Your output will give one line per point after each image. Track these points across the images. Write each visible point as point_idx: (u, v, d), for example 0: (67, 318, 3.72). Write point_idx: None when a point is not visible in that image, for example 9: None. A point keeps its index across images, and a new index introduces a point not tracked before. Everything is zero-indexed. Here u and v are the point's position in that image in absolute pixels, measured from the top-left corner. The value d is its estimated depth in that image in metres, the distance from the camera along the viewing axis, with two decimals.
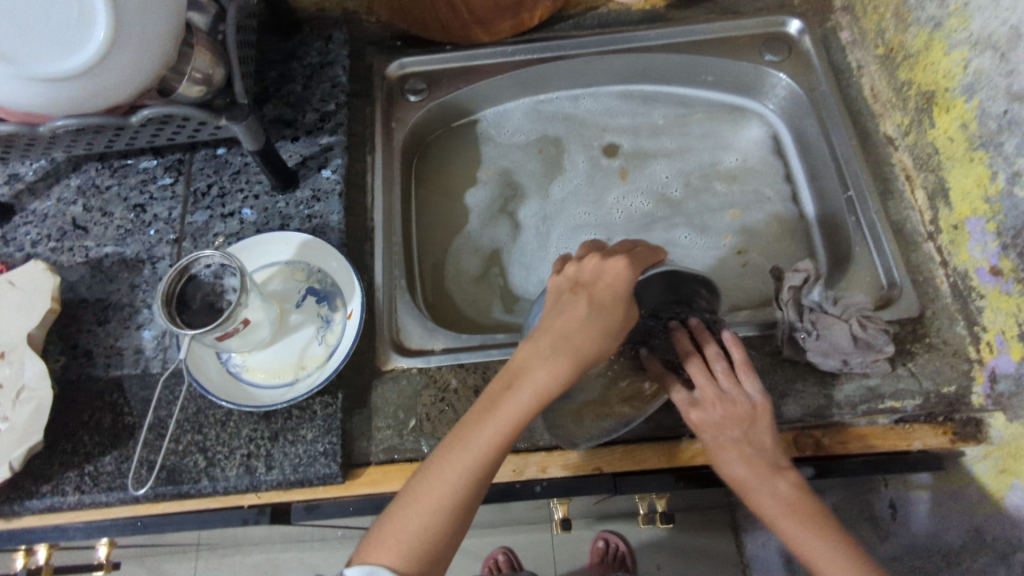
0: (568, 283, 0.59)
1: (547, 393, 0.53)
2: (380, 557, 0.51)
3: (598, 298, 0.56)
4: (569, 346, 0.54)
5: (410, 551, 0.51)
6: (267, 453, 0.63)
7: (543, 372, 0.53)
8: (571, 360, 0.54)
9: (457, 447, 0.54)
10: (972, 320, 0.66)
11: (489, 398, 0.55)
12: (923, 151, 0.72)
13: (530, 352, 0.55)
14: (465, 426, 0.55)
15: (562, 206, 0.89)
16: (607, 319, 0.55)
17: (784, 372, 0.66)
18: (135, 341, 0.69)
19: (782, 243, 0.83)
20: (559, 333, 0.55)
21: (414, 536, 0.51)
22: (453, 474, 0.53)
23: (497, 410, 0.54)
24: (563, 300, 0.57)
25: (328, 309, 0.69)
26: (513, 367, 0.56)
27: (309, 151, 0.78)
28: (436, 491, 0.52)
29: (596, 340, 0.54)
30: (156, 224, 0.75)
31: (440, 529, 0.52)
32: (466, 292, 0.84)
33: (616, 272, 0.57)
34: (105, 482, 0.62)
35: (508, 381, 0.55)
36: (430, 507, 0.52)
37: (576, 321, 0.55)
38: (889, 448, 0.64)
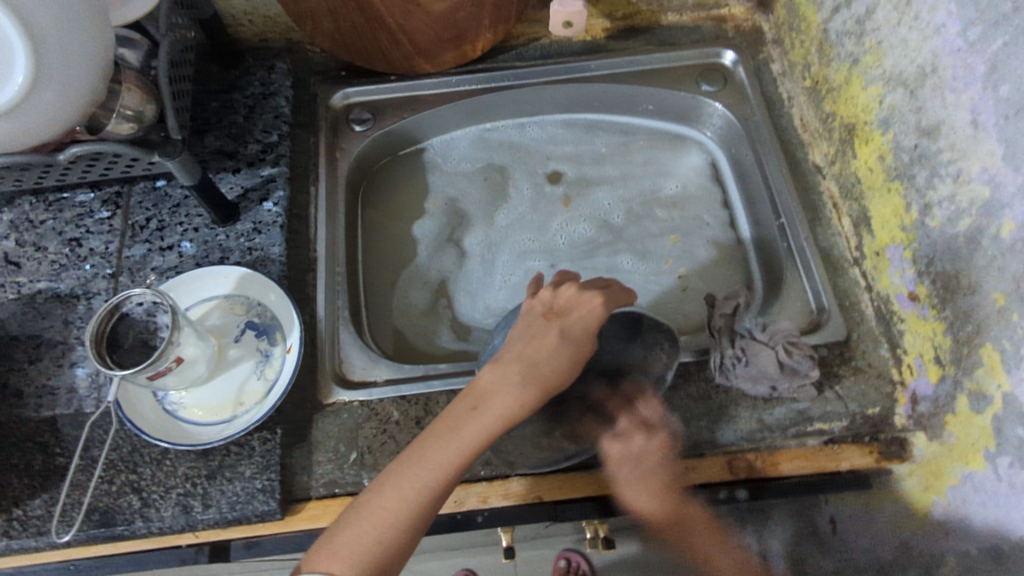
0: (541, 307, 0.62)
1: (512, 417, 0.56)
2: (331, 565, 0.50)
3: (570, 330, 0.60)
4: (537, 373, 0.57)
5: (362, 560, 0.50)
6: (203, 492, 0.63)
7: (512, 397, 0.56)
8: (537, 389, 0.57)
9: (418, 462, 0.54)
10: (895, 343, 0.68)
11: (454, 413, 0.57)
12: (847, 180, 0.75)
13: (502, 373, 0.58)
14: (426, 442, 0.55)
15: (507, 233, 0.90)
16: (575, 352, 0.59)
17: (718, 398, 0.68)
18: (67, 380, 0.68)
19: (720, 267, 0.85)
20: (529, 360, 0.58)
21: (368, 546, 0.51)
22: (415, 489, 0.53)
23: (462, 429, 0.55)
24: (536, 326, 0.60)
25: (267, 343, 0.69)
26: (480, 387, 0.58)
27: (250, 183, 0.78)
28: (396, 503, 0.53)
29: (563, 371, 0.58)
30: (92, 259, 0.74)
31: (395, 541, 0.52)
32: (414, 323, 0.84)
33: (591, 306, 0.60)
34: (33, 526, 0.61)
35: (475, 402, 0.57)
36: (388, 518, 0.52)
37: (546, 349, 0.58)
38: (819, 469, 0.66)
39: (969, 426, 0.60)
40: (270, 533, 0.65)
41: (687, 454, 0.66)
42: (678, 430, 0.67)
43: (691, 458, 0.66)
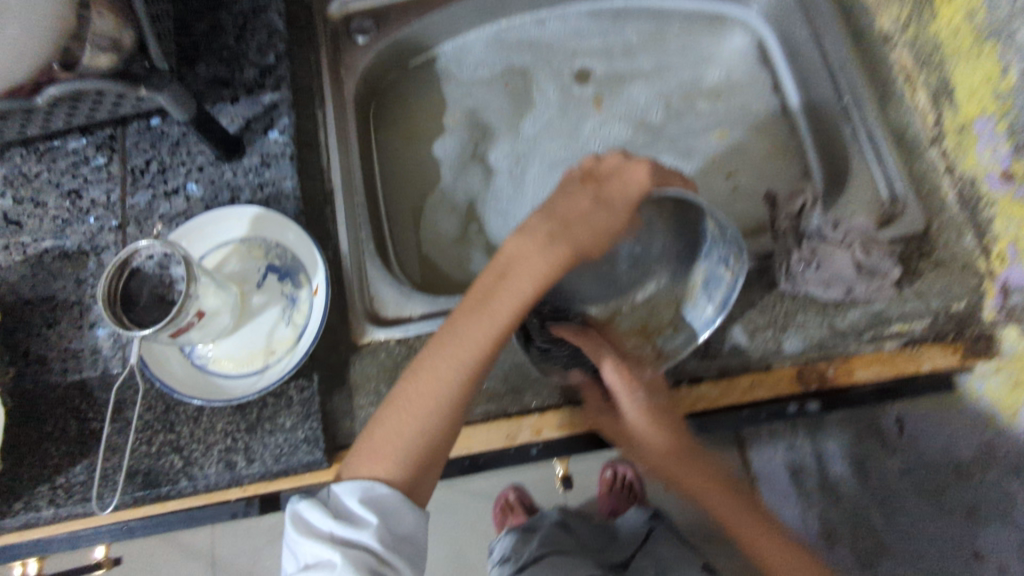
0: (579, 172, 0.55)
1: (544, 284, 0.50)
2: (373, 469, 0.48)
3: (606, 194, 0.53)
4: (568, 236, 0.51)
5: (404, 458, 0.48)
6: (245, 446, 0.60)
7: (541, 262, 0.50)
8: (566, 251, 0.50)
9: (447, 347, 0.50)
10: (982, 229, 0.61)
11: (478, 293, 0.51)
12: (925, 46, 0.64)
13: (527, 242, 0.51)
14: (454, 324, 0.51)
15: (534, 144, 0.82)
16: (611, 219, 0.52)
17: (783, 307, 0.62)
18: (90, 341, 0.64)
19: (773, 162, 0.77)
20: (560, 223, 0.52)
21: (410, 442, 0.48)
22: (450, 375, 0.49)
23: (491, 303, 0.50)
24: (569, 186, 0.54)
25: (291, 286, 0.64)
26: (506, 256, 0.52)
27: (251, 113, 0.70)
28: (431, 394, 0.49)
29: (597, 235, 0.51)
30: (95, 211, 0.68)
31: (436, 434, 0.49)
32: (445, 252, 0.78)
33: (632, 172, 0.53)
34: (78, 493, 0.59)
35: (502, 272, 0.51)
36: (425, 413, 0.49)
37: (579, 213, 0.52)
38: (897, 373, 0.61)
39: None
40: (319, 482, 0.63)
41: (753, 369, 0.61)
42: (741, 343, 0.61)
43: (758, 372, 0.61)
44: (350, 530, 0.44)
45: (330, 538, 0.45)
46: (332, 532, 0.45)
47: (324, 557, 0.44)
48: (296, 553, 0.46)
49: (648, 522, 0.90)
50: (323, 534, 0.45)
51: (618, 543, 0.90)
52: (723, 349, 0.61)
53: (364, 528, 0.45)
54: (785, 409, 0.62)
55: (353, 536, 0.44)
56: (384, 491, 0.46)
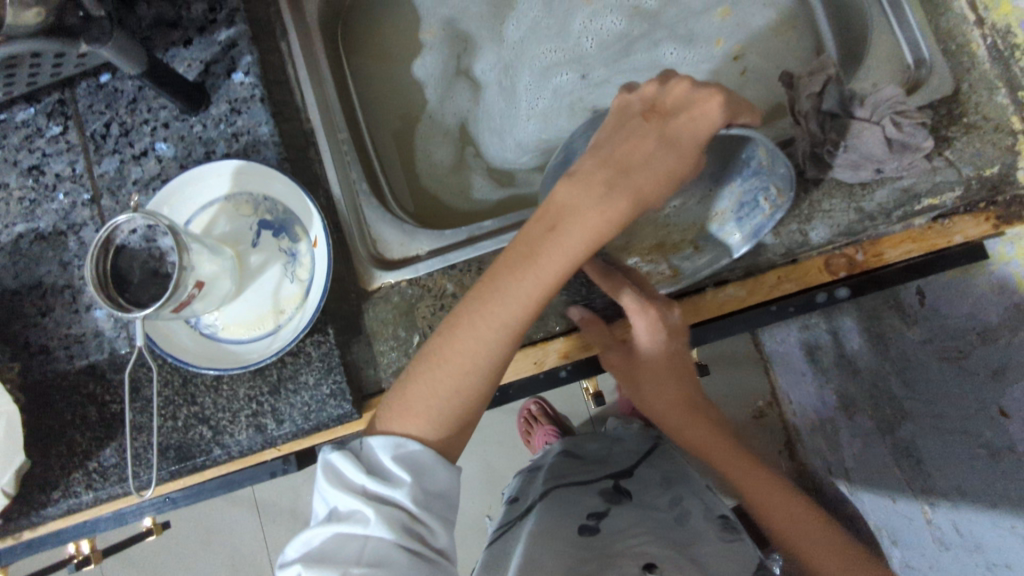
0: (640, 104, 0.50)
1: (599, 240, 0.45)
2: (406, 427, 0.46)
3: (672, 132, 0.48)
4: (628, 184, 0.46)
5: (439, 417, 0.46)
6: (272, 408, 0.59)
7: (597, 216, 0.45)
8: (626, 203, 0.46)
9: (490, 301, 0.46)
10: (1016, 84, 0.57)
11: (527, 245, 0.46)
12: None
13: (582, 188, 0.46)
14: (497, 278, 0.46)
15: (521, 48, 0.75)
16: (677, 163, 0.47)
17: (807, 195, 0.58)
18: (90, 325, 0.61)
19: (781, 36, 0.71)
20: (619, 167, 0.47)
21: (445, 401, 0.46)
22: (490, 333, 0.46)
23: (540, 260, 0.45)
24: (630, 124, 0.49)
25: (288, 241, 0.60)
26: (556, 205, 0.46)
27: (209, 55, 0.64)
28: (468, 353, 0.46)
29: (659, 183, 0.47)
30: (62, 186, 0.63)
31: (474, 392, 0.47)
32: (444, 181, 0.75)
33: (706, 106, 0.47)
34: (114, 474, 0.59)
35: (553, 223, 0.46)
36: (462, 370, 0.46)
37: (642, 156, 0.47)
38: (929, 249, 0.59)
39: None
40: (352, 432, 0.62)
41: (779, 264, 0.59)
42: (766, 240, 0.59)
43: (783, 267, 0.59)
44: (382, 488, 0.43)
45: (364, 493, 0.43)
46: (365, 486, 0.43)
47: (356, 512, 0.42)
48: (327, 500, 0.44)
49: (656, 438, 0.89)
50: (356, 489, 0.43)
51: (622, 446, 0.87)
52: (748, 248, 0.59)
53: (398, 485, 0.43)
54: (814, 299, 0.61)
55: (387, 493, 0.42)
56: (416, 450, 0.45)
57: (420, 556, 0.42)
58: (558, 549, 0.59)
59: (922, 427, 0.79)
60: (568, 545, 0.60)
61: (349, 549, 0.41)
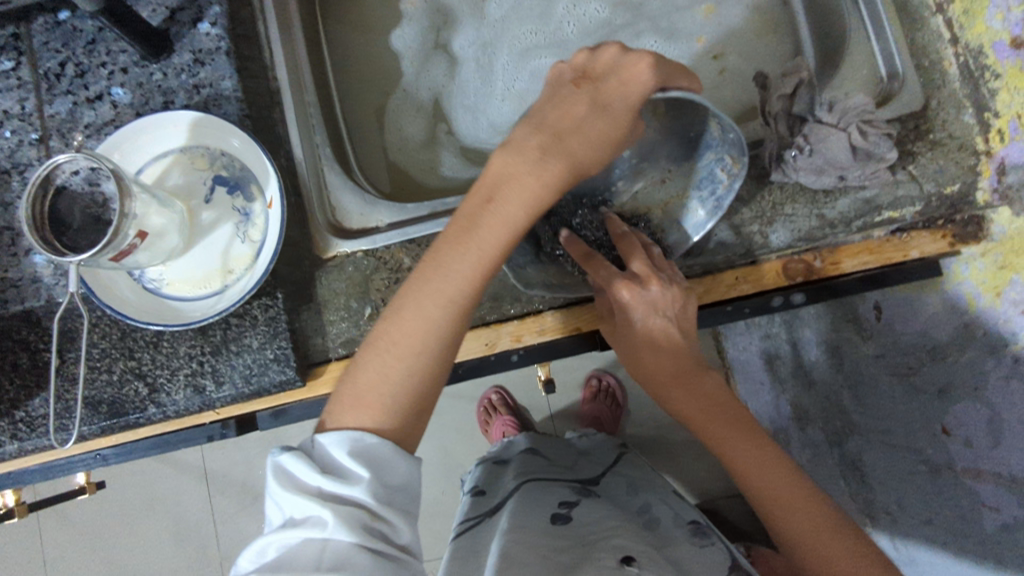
0: (571, 74, 0.50)
1: (536, 204, 0.46)
2: (360, 419, 0.42)
3: (604, 97, 0.48)
4: (562, 150, 0.46)
5: (392, 404, 0.42)
6: (212, 369, 0.57)
7: (532, 180, 0.45)
8: (562, 168, 0.46)
9: (434, 273, 0.44)
10: (983, 105, 0.57)
11: (464, 216, 0.46)
12: None
13: (515, 157, 0.46)
14: (438, 253, 0.45)
15: (502, 27, 0.74)
16: (611, 125, 0.47)
17: (771, 198, 0.58)
18: (28, 269, 0.59)
19: (762, 38, 0.71)
20: (554, 133, 0.47)
21: (399, 388, 0.43)
22: (438, 308, 0.44)
23: (479, 228, 0.45)
24: (562, 92, 0.49)
25: (243, 200, 0.59)
26: (492, 174, 0.46)
27: (175, 1, 0.61)
28: (417, 332, 0.43)
29: (592, 146, 0.47)
30: (9, 124, 0.61)
31: (427, 377, 0.44)
32: (414, 156, 0.73)
33: (635, 71, 0.47)
34: (41, 426, 0.56)
35: (491, 193, 0.46)
36: (414, 351, 0.43)
37: (573, 122, 0.47)
38: (884, 262, 0.59)
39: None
40: (296, 399, 0.61)
41: (738, 265, 0.59)
42: (726, 239, 0.58)
43: (742, 268, 0.59)
44: (340, 487, 0.39)
45: (319, 494, 0.39)
46: (320, 487, 0.39)
47: (313, 514, 0.38)
48: (279, 506, 0.40)
49: (618, 448, 0.90)
50: (311, 490, 0.39)
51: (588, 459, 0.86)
52: (707, 247, 0.59)
53: (357, 482, 0.39)
54: (769, 303, 0.61)
55: (343, 491, 0.39)
56: (372, 441, 0.41)
57: (384, 557, 0.39)
58: (531, 538, 0.57)
59: (867, 441, 0.79)
60: (540, 536, 0.57)
61: (306, 557, 0.37)
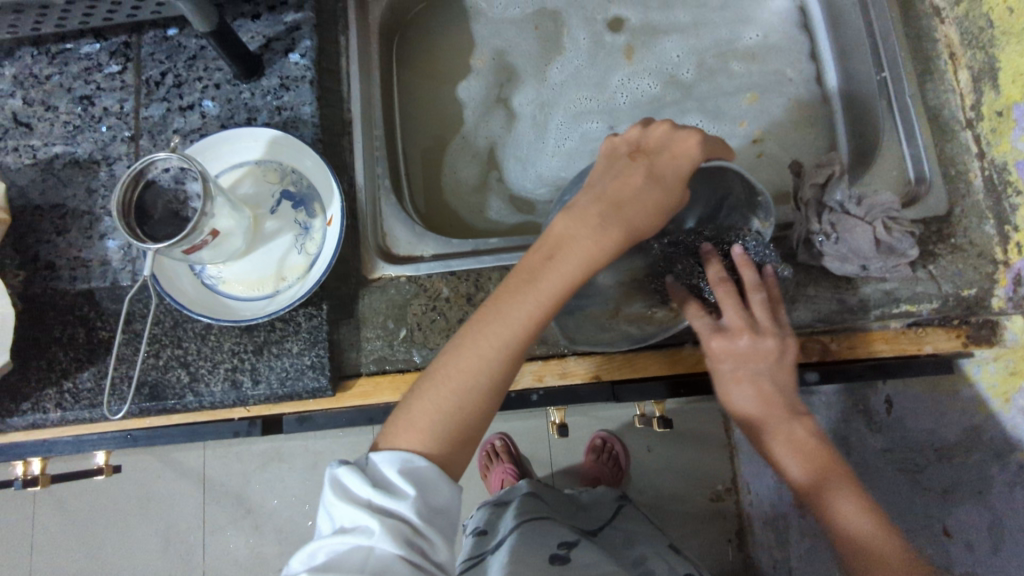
0: (625, 146, 0.53)
1: (593, 265, 0.48)
2: (411, 442, 0.46)
3: (657, 171, 0.51)
4: (620, 217, 0.49)
5: (441, 431, 0.46)
6: (252, 367, 0.61)
7: (590, 244, 0.48)
8: (619, 233, 0.49)
9: (493, 319, 0.48)
10: (1003, 219, 0.61)
11: (525, 270, 0.49)
12: (975, 24, 0.64)
13: (575, 220, 0.49)
14: (497, 300, 0.49)
15: (559, 90, 0.80)
16: (663, 196, 0.50)
17: (796, 277, 0.62)
18: (100, 252, 0.64)
19: (801, 131, 0.76)
20: (610, 202, 0.50)
21: (448, 418, 0.46)
22: (491, 350, 0.47)
23: (537, 283, 0.48)
24: (617, 165, 0.52)
25: (305, 215, 0.63)
26: (553, 234, 0.49)
27: (273, 32, 0.68)
28: (471, 370, 0.47)
29: (646, 217, 0.50)
30: (107, 120, 0.67)
31: (475, 410, 0.47)
32: (463, 198, 0.78)
33: (686, 148, 0.51)
34: (86, 398, 0.60)
35: (550, 251, 0.49)
36: (465, 387, 0.47)
37: (631, 191, 0.50)
38: (899, 352, 0.61)
39: None
40: (322, 407, 0.64)
41: None
42: None
43: None
44: (389, 500, 0.42)
45: (369, 505, 0.42)
46: (371, 498, 0.42)
47: (361, 523, 0.41)
48: (332, 516, 0.43)
49: (619, 500, 0.91)
50: (361, 501, 0.42)
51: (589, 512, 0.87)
52: None
53: (402, 498, 0.42)
54: None
55: (391, 505, 0.42)
56: (421, 463, 0.45)
57: (422, 571, 0.41)
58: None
59: None
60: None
61: (352, 560, 0.40)
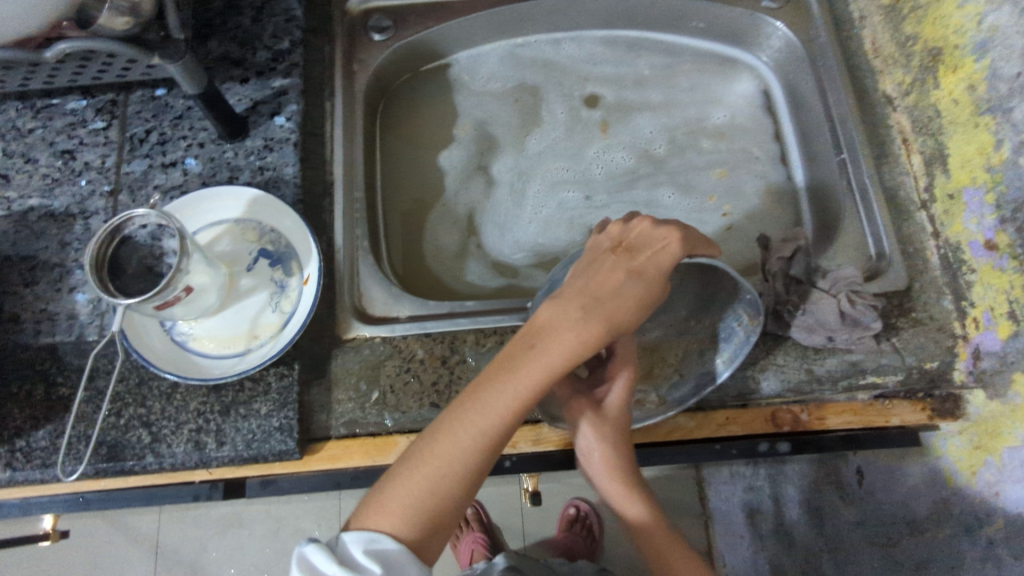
0: (611, 243, 0.54)
1: (577, 357, 0.47)
2: (381, 522, 0.45)
3: (639, 268, 0.51)
4: (602, 311, 0.48)
5: (413, 516, 0.46)
6: (217, 428, 0.59)
7: (572, 337, 0.47)
8: (603, 327, 0.48)
9: (472, 406, 0.47)
10: (961, 294, 0.63)
11: (506, 356, 0.49)
12: (923, 113, 0.68)
13: (560, 310, 0.49)
14: (478, 386, 0.48)
15: (537, 159, 0.83)
16: (646, 294, 0.50)
17: (765, 345, 0.63)
18: (67, 305, 0.63)
19: (767, 207, 0.79)
20: (593, 296, 0.49)
21: (420, 502, 0.46)
22: (468, 438, 0.47)
23: (514, 371, 0.47)
24: (601, 258, 0.52)
25: (282, 273, 0.63)
26: (539, 321, 0.49)
27: (260, 95, 0.70)
28: (446, 456, 0.47)
29: (629, 311, 0.49)
30: (87, 174, 0.67)
31: (449, 497, 0.46)
32: (441, 261, 0.78)
33: (667, 243, 0.52)
34: (39, 458, 0.58)
35: (533, 339, 0.48)
36: (438, 475, 0.46)
37: (614, 287, 0.50)
38: (867, 424, 0.62)
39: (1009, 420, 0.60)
40: (288, 471, 0.62)
41: (728, 405, 0.62)
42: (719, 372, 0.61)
43: (732, 409, 0.62)
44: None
45: None
46: (335, 574, 0.43)
47: None
48: None
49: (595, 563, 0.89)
50: None
51: None
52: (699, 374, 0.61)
53: None
54: (756, 447, 0.62)
55: None
56: (390, 546, 0.44)
57: None
58: None
59: None
60: None
61: None
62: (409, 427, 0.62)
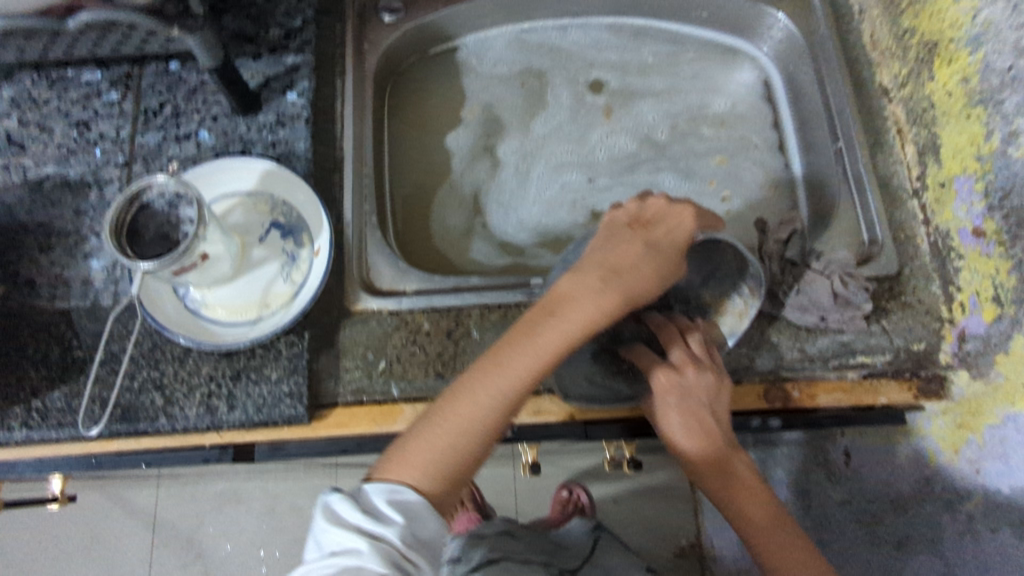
0: (625, 218, 0.56)
1: (596, 326, 0.50)
2: (403, 475, 0.49)
3: (654, 239, 0.54)
4: (622, 283, 0.51)
5: (435, 471, 0.49)
6: (228, 393, 0.61)
7: (592, 306, 0.50)
8: (620, 297, 0.51)
9: (493, 371, 0.50)
10: (949, 279, 0.65)
11: (526, 325, 0.51)
12: (918, 104, 0.70)
13: (580, 281, 0.52)
14: (498, 352, 0.51)
15: (542, 143, 0.85)
16: (662, 264, 0.53)
17: (759, 325, 0.65)
18: (82, 272, 0.64)
19: (763, 194, 0.81)
20: (611, 268, 0.52)
21: (440, 455, 0.49)
22: (487, 400, 0.50)
23: (538, 336, 0.50)
24: (618, 232, 0.55)
25: (293, 244, 0.65)
26: (562, 290, 0.52)
27: (273, 72, 0.71)
28: (467, 414, 0.50)
29: (648, 283, 0.52)
30: (103, 144, 0.68)
31: (466, 455, 0.49)
32: (447, 240, 0.80)
33: (681, 220, 0.55)
34: (54, 418, 0.59)
35: (553, 309, 0.51)
36: (459, 433, 0.49)
37: (631, 259, 0.53)
38: (855, 403, 0.64)
39: (985, 397, 0.63)
40: (295, 437, 0.63)
41: (723, 381, 0.64)
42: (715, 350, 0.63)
43: (727, 385, 0.64)
44: (379, 526, 0.46)
45: (358, 529, 0.46)
46: (360, 523, 0.46)
47: (349, 546, 0.45)
48: (320, 541, 0.47)
49: (593, 533, 0.91)
50: (351, 526, 0.46)
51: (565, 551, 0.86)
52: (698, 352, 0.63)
53: (389, 525, 0.46)
54: (747, 422, 0.65)
55: (379, 530, 0.45)
56: (409, 496, 0.48)
57: None
58: None
59: None
60: None
61: None
62: (414, 395, 0.64)
